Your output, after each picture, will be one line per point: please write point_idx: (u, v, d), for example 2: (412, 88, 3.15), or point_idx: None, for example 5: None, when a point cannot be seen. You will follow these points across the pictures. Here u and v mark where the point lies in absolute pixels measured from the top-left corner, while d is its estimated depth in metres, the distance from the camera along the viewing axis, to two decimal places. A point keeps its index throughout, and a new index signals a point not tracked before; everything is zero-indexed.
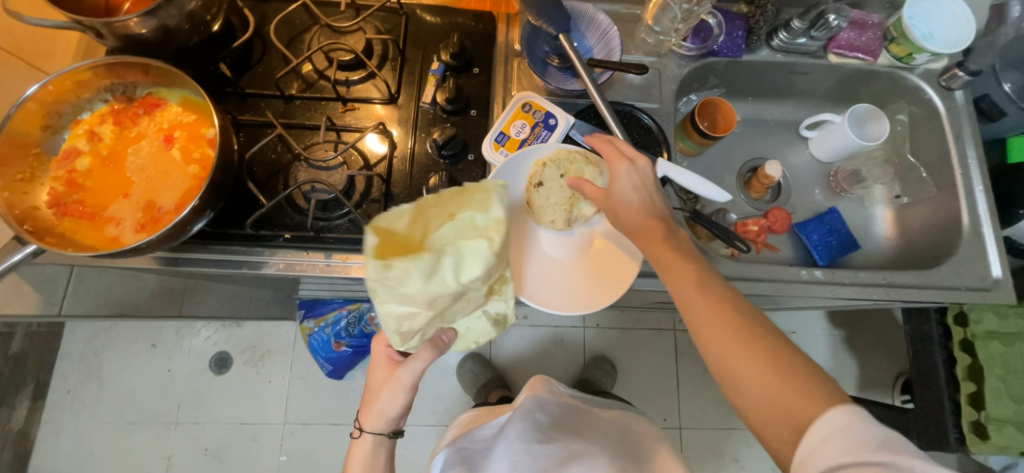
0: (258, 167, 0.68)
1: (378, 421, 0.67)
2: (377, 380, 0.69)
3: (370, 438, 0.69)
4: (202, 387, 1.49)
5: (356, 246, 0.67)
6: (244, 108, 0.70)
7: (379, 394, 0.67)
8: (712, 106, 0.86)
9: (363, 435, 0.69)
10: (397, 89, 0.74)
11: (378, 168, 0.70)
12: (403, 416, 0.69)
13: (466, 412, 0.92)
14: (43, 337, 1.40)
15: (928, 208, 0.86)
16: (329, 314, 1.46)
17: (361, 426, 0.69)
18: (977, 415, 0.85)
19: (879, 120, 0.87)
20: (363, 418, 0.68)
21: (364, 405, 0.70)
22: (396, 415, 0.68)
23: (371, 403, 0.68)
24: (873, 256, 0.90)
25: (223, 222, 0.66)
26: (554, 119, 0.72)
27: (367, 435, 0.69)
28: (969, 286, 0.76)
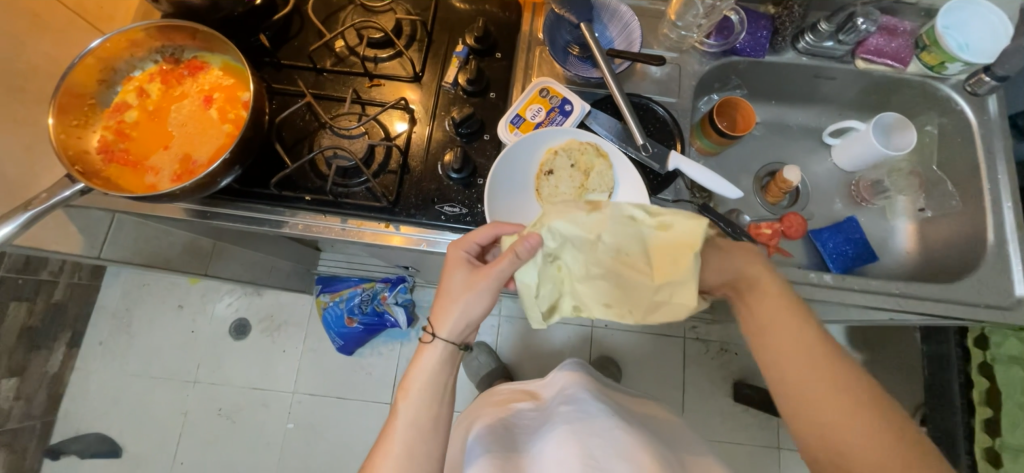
0: (287, 133, 0.72)
1: (456, 324, 0.62)
2: (456, 283, 0.62)
3: (443, 344, 0.63)
4: (222, 350, 1.57)
5: (370, 213, 0.71)
6: (279, 77, 0.75)
7: (461, 296, 0.61)
8: (731, 106, 0.86)
9: (435, 338, 0.62)
10: (422, 69, 0.77)
11: (397, 141, 0.73)
12: (478, 321, 0.64)
13: (504, 383, 0.94)
14: (83, 290, 1.50)
15: (953, 222, 0.83)
16: (344, 291, 1.55)
17: (434, 328, 0.62)
18: (991, 442, 0.81)
19: (905, 131, 0.85)
20: (437, 322, 0.62)
21: (437, 308, 0.63)
22: (473, 317, 0.63)
23: (448, 304, 0.62)
24: (890, 269, 0.88)
25: (250, 181, 0.70)
26: (570, 105, 0.74)
27: (440, 338, 0.62)
28: (989, 305, 0.73)
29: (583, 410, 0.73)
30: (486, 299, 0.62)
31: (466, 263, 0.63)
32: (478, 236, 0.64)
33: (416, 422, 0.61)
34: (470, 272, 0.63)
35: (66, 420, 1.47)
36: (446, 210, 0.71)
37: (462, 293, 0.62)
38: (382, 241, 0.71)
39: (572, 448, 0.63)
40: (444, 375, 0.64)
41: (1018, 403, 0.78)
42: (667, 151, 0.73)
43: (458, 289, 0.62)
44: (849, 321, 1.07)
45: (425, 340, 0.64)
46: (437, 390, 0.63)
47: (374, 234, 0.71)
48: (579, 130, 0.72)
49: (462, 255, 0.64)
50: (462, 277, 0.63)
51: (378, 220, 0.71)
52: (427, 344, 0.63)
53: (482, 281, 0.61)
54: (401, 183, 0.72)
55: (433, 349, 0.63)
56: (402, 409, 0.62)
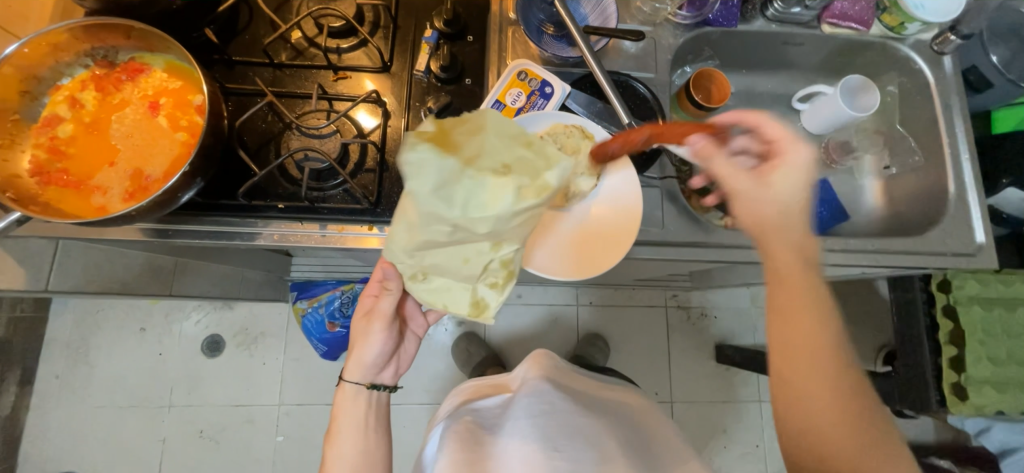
0: (249, 137, 0.66)
1: (359, 370, 0.69)
2: (359, 330, 0.70)
3: (357, 385, 0.70)
4: (195, 370, 1.48)
5: (351, 216, 0.66)
6: (232, 76, 0.68)
7: (359, 342, 0.69)
8: (707, 77, 0.86)
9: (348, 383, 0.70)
10: (390, 58, 0.72)
11: (371, 137, 0.69)
12: (384, 359, 0.70)
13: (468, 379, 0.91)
14: (27, 323, 1.37)
15: (917, 177, 0.87)
16: (323, 295, 1.47)
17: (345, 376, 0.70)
18: (957, 377, 0.87)
19: (870, 92, 0.88)
20: (346, 367, 0.69)
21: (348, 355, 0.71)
22: (370, 360, 0.69)
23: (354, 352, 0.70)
24: (861, 226, 0.92)
25: (214, 193, 0.65)
26: (551, 87, 0.72)
27: (353, 380, 0.70)
28: (954, 252, 0.78)
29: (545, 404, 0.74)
30: (377, 338, 0.69)
31: (365, 310, 0.71)
32: (369, 286, 0.71)
33: (348, 461, 0.66)
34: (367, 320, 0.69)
35: (29, 463, 1.36)
36: None
37: (361, 339, 0.69)
38: (366, 245, 0.67)
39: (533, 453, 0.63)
40: (364, 414, 0.70)
41: (979, 339, 0.88)
42: None
43: (358, 337, 0.70)
44: (821, 277, 1.13)
45: (341, 387, 0.70)
46: (360, 427, 0.69)
47: (357, 238, 0.67)
48: (561, 111, 0.69)
49: (365, 303, 0.71)
50: (360, 324, 0.71)
51: (360, 222, 0.67)
52: (345, 388, 0.70)
53: (370, 324, 0.68)
54: (380, 181, 0.68)
55: (350, 393, 0.70)
56: (334, 452, 0.67)
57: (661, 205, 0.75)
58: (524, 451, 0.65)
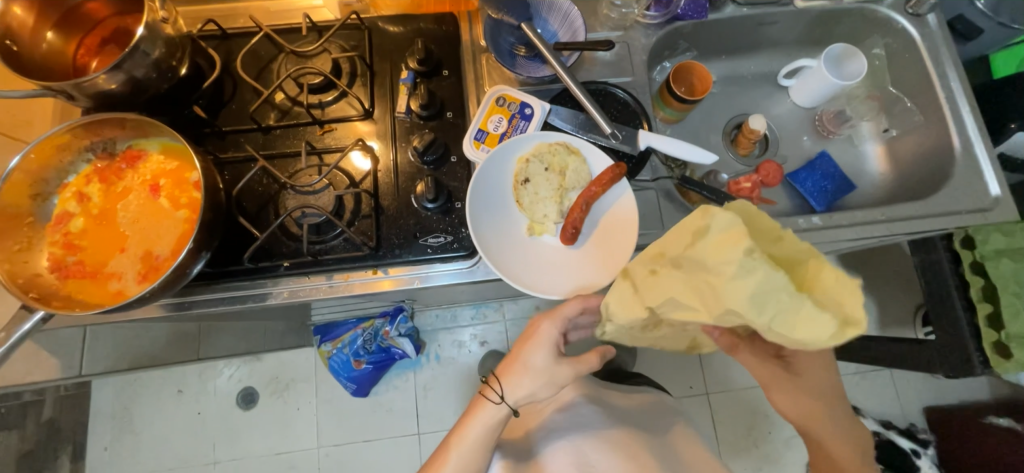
0: (248, 201, 0.68)
1: (528, 397, 0.68)
2: (540, 366, 0.67)
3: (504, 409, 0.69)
4: (235, 424, 1.57)
5: (355, 264, 0.68)
6: (225, 146, 0.71)
7: (531, 378, 0.67)
8: (686, 71, 0.86)
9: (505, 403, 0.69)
10: (372, 104, 0.74)
11: (363, 184, 0.71)
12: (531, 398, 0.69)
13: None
14: (73, 401, 1.47)
15: (919, 136, 0.84)
16: (345, 335, 1.53)
17: (506, 396, 0.68)
18: (997, 335, 0.83)
19: (855, 57, 0.87)
20: (507, 386, 0.68)
21: (512, 371, 0.68)
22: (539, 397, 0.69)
23: (517, 373, 0.68)
24: (868, 194, 0.90)
25: (223, 260, 0.66)
26: (530, 108, 0.72)
27: (506, 404, 0.69)
28: (967, 210, 0.75)
29: (579, 416, 0.82)
30: (557, 386, 0.68)
31: (551, 341, 0.67)
32: (568, 313, 0.65)
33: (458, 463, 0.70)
34: (556, 360, 0.67)
35: None
36: (431, 241, 0.69)
37: (530, 374, 0.67)
38: (374, 289, 0.69)
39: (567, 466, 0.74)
40: (488, 436, 0.71)
41: (1014, 292, 0.83)
42: (636, 132, 0.74)
43: (526, 368, 0.68)
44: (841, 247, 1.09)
45: (488, 399, 0.70)
46: (485, 429, 0.70)
47: (364, 283, 0.69)
48: (545, 131, 0.70)
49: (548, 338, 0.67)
50: (541, 359, 0.67)
51: (364, 268, 0.69)
52: (490, 406, 0.70)
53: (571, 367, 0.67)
54: (379, 225, 0.70)
55: (491, 412, 0.70)
56: (468, 427, 0.71)
57: (658, 206, 0.75)
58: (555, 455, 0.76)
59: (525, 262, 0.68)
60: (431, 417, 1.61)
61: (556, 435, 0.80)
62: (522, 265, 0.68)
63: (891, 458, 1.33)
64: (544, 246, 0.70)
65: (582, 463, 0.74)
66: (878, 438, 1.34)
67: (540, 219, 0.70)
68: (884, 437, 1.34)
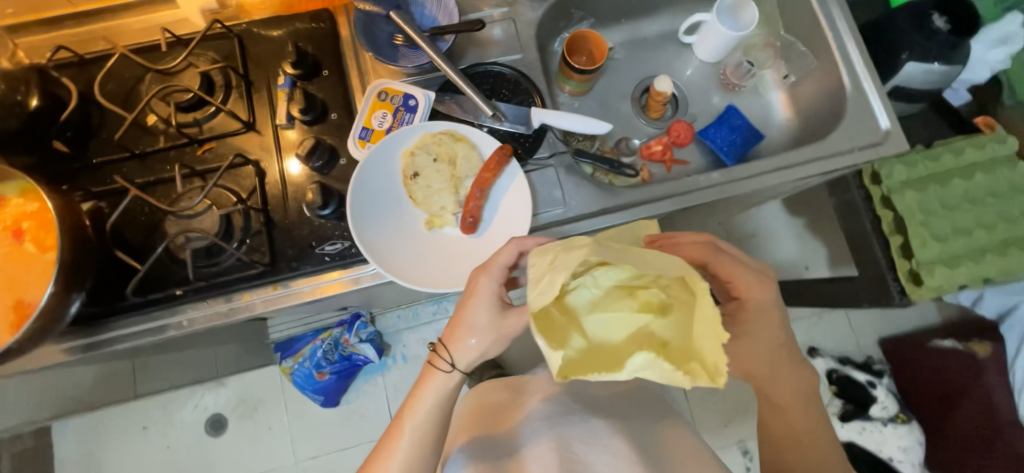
0: (129, 233, 0.65)
1: (478, 359, 0.61)
2: (481, 322, 0.60)
3: (457, 374, 0.62)
4: (207, 452, 1.54)
5: (252, 282, 0.67)
6: (99, 178, 0.67)
7: (475, 336, 0.60)
8: (582, 40, 0.84)
9: (456, 371, 0.61)
10: (251, 115, 0.71)
11: (251, 199, 0.68)
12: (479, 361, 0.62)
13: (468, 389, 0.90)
14: (33, 453, 1.45)
15: (814, 79, 0.85)
16: (305, 348, 1.53)
17: (455, 362, 0.60)
18: (910, 264, 0.86)
19: (747, 7, 0.86)
20: (454, 348, 0.60)
21: (454, 331, 0.61)
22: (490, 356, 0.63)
23: (461, 330, 0.61)
24: (776, 143, 0.91)
25: (107, 299, 0.63)
26: (414, 99, 0.71)
27: (456, 370, 0.61)
28: (861, 146, 0.77)
29: (562, 404, 0.75)
30: (505, 342, 0.62)
31: (492, 292, 0.61)
32: (504, 259, 0.60)
33: (414, 439, 0.62)
34: (500, 313, 0.60)
35: None
36: (328, 249, 0.68)
37: (473, 332, 0.60)
38: (277, 304, 0.68)
39: (553, 457, 0.64)
40: (444, 410, 0.63)
41: (921, 221, 0.85)
42: (527, 110, 0.73)
43: (467, 325, 0.61)
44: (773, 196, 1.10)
45: (437, 368, 0.62)
46: (439, 399, 0.63)
47: (266, 300, 0.67)
48: (428, 121, 0.68)
49: (486, 289, 0.61)
50: (483, 312, 0.60)
51: (263, 285, 0.68)
52: (441, 374, 0.62)
53: (516, 320, 0.60)
54: (272, 240, 0.68)
55: (443, 380, 0.62)
56: (416, 401, 0.63)
57: (559, 181, 0.74)
58: (543, 448, 0.67)
59: (425, 259, 0.68)
60: None
61: (536, 429, 0.71)
62: (423, 261, 0.68)
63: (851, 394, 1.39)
64: (445, 238, 0.70)
65: (566, 458, 0.64)
66: (836, 376, 1.39)
67: (438, 212, 0.69)
68: (841, 374, 1.39)
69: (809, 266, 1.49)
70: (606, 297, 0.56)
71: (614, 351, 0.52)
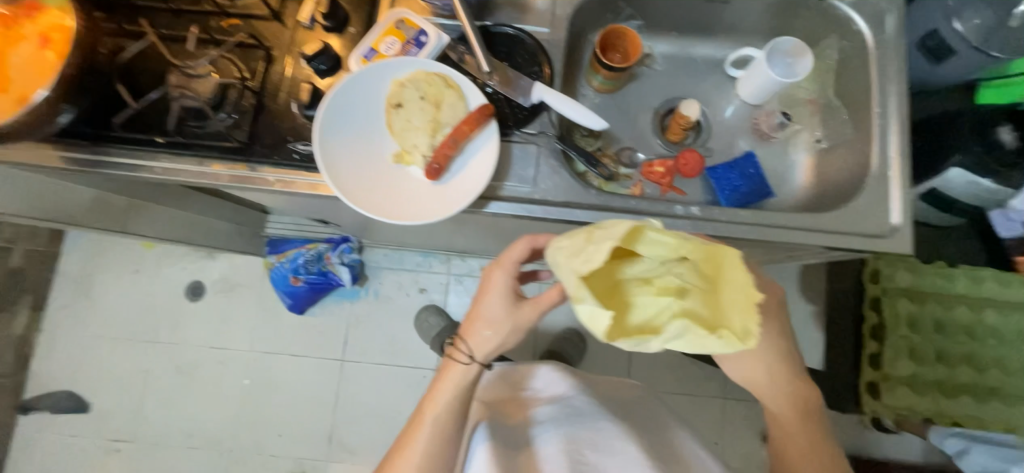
0: (137, 74, 0.71)
1: (495, 350, 0.68)
2: (494, 315, 0.67)
3: (476, 366, 0.70)
4: (179, 311, 1.67)
5: (225, 154, 0.70)
6: (130, 18, 0.73)
7: (487, 326, 0.67)
8: (619, 36, 0.82)
9: (474, 362, 0.69)
10: (280, 6, 0.74)
11: (251, 80, 0.72)
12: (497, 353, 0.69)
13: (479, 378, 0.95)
14: (41, 256, 1.63)
15: (844, 151, 0.80)
16: (290, 252, 1.60)
17: (474, 354, 0.68)
18: (876, 373, 0.90)
19: (803, 57, 0.81)
20: (471, 341, 0.68)
21: (470, 322, 0.68)
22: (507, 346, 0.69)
23: (476, 324, 0.68)
24: (786, 205, 0.85)
25: (101, 124, 0.69)
26: (426, 36, 0.71)
27: (476, 362, 0.69)
28: (862, 233, 0.71)
29: (571, 403, 0.82)
30: (518, 335, 0.68)
31: (504, 290, 0.67)
32: (516, 259, 0.66)
33: (436, 421, 0.71)
34: (512, 307, 0.66)
35: (37, 377, 1.62)
36: (300, 149, 0.70)
37: (485, 322, 0.67)
38: (239, 182, 0.70)
39: (560, 448, 0.71)
40: (463, 399, 0.72)
41: (901, 334, 0.88)
42: (531, 83, 0.72)
43: (482, 315, 0.68)
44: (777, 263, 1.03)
45: (459, 361, 0.70)
46: (460, 389, 0.71)
47: (232, 175, 0.70)
48: (428, 60, 0.69)
49: (500, 283, 0.67)
50: (498, 307, 0.66)
51: (234, 160, 0.70)
52: (463, 366, 0.70)
53: (524, 312, 0.66)
54: (255, 122, 0.71)
55: (465, 372, 0.70)
56: (440, 388, 0.72)
57: (538, 160, 0.73)
58: (555, 441, 0.73)
59: (381, 188, 0.68)
60: (358, 350, 1.65)
61: (543, 427, 0.78)
62: (378, 189, 0.68)
63: None
64: (409, 176, 0.70)
65: (576, 459, 0.69)
66: None
67: (409, 149, 0.69)
68: None
69: None
70: (583, 246, 0.55)
71: (655, 326, 0.54)
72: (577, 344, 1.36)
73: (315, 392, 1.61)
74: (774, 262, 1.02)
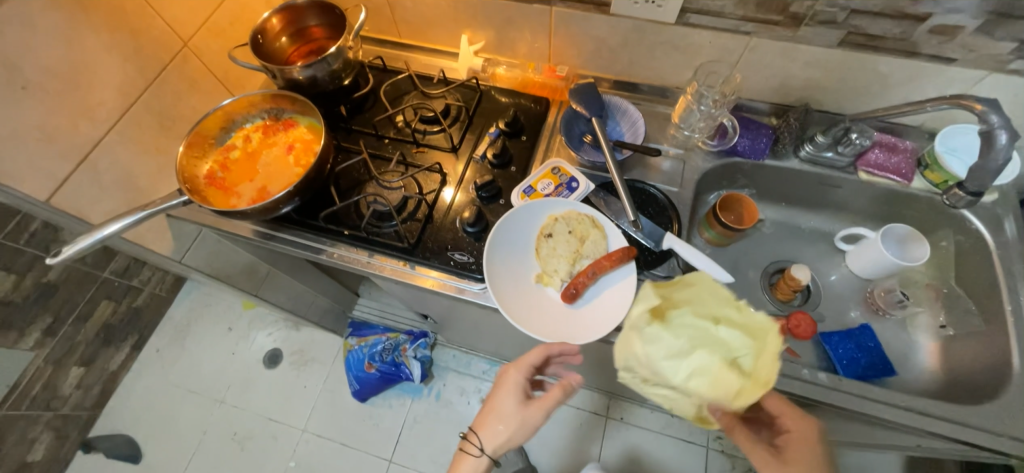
0: (343, 180, 0.89)
1: (503, 445, 0.72)
2: (506, 408, 0.73)
3: (485, 458, 0.73)
4: (253, 376, 1.74)
5: (392, 252, 0.83)
6: (349, 139, 0.94)
7: (497, 418, 0.72)
8: (735, 202, 0.92)
9: (484, 455, 0.73)
10: (459, 143, 0.93)
11: (427, 196, 0.87)
12: (505, 446, 0.72)
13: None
14: (159, 301, 1.82)
15: (976, 343, 0.79)
16: (370, 336, 1.69)
17: (483, 446, 0.72)
18: None
19: (920, 243, 0.85)
20: (480, 432, 0.73)
21: (483, 414, 0.74)
22: (516, 442, 0.73)
23: (487, 417, 0.74)
24: (908, 386, 0.83)
25: (305, 213, 0.86)
26: (576, 183, 0.85)
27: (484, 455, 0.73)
28: (1015, 436, 0.67)
29: None
30: (527, 430, 0.72)
31: (517, 387, 0.74)
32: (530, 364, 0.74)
33: None
34: (522, 402, 0.73)
35: (108, 416, 1.68)
36: (456, 257, 0.81)
37: (497, 414, 0.73)
38: (397, 277, 0.83)
39: None
40: None
41: None
42: (661, 232, 0.81)
43: (495, 409, 0.73)
44: (894, 448, 0.94)
45: (469, 451, 0.74)
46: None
47: (393, 269, 0.83)
48: (579, 203, 0.82)
49: (514, 381, 0.74)
50: (510, 404, 0.72)
51: (397, 258, 0.84)
52: (471, 458, 0.74)
53: (532, 407, 0.72)
54: (423, 229, 0.84)
55: (472, 464, 0.74)
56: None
57: None
58: None
59: (522, 302, 0.76)
60: (408, 452, 1.58)
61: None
62: (518, 301, 0.76)
63: None
64: (544, 295, 0.78)
65: None
66: None
67: (550, 272, 0.79)
68: None
69: None
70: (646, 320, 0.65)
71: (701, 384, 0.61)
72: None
73: None
74: (892, 447, 0.94)
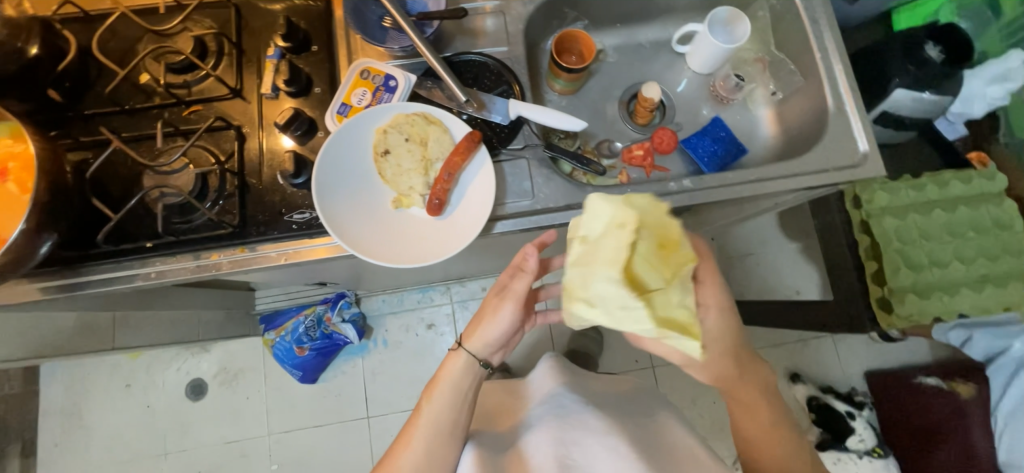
0: (111, 184, 0.69)
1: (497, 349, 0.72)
2: (499, 326, 0.69)
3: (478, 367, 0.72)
4: (185, 415, 1.58)
5: (220, 243, 0.68)
6: (88, 129, 0.71)
7: (488, 329, 0.69)
8: (571, 40, 0.85)
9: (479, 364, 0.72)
10: (238, 82, 0.74)
11: (229, 163, 0.71)
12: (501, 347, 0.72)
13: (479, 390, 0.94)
14: (19, 399, 1.50)
15: (799, 98, 0.86)
16: (287, 323, 1.56)
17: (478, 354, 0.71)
18: (882, 291, 0.86)
19: (740, 21, 0.86)
20: (470, 339, 0.71)
21: (474, 326, 0.71)
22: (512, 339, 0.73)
23: (476, 330, 0.70)
24: (759, 159, 0.91)
25: (82, 245, 0.67)
26: (395, 80, 0.73)
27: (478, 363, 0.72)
28: (837, 166, 0.77)
29: (557, 401, 0.78)
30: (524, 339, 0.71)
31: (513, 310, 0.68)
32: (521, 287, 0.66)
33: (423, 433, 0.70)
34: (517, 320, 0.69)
35: None
36: (296, 218, 0.70)
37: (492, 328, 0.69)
38: (241, 267, 0.69)
39: (548, 446, 0.67)
40: (454, 415, 0.70)
41: (896, 248, 0.85)
42: (505, 102, 0.74)
43: (486, 315, 0.70)
44: (764, 212, 1.08)
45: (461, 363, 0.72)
46: (456, 395, 0.71)
47: (232, 261, 0.69)
48: (404, 103, 0.71)
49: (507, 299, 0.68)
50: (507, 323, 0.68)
51: (231, 246, 0.69)
52: (459, 374, 0.71)
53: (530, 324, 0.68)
54: (243, 203, 0.69)
55: (459, 380, 0.71)
56: (433, 400, 0.71)
57: (529, 174, 0.74)
58: (544, 439, 0.70)
59: (386, 236, 0.69)
60: (380, 402, 1.60)
61: (537, 430, 0.73)
62: (384, 235, 0.69)
63: (829, 424, 1.33)
64: (411, 219, 0.71)
65: (563, 457, 0.65)
66: (816, 404, 1.33)
67: (406, 192, 0.70)
68: (822, 402, 1.33)
69: (800, 291, 1.44)
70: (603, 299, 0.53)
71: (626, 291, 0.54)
72: (593, 337, 1.37)
73: (346, 457, 1.56)
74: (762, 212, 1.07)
